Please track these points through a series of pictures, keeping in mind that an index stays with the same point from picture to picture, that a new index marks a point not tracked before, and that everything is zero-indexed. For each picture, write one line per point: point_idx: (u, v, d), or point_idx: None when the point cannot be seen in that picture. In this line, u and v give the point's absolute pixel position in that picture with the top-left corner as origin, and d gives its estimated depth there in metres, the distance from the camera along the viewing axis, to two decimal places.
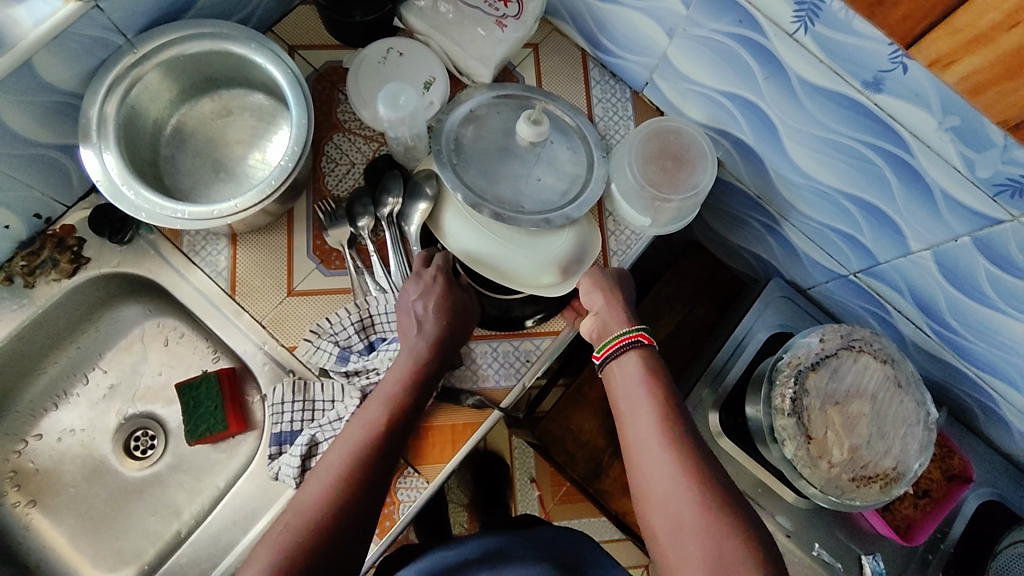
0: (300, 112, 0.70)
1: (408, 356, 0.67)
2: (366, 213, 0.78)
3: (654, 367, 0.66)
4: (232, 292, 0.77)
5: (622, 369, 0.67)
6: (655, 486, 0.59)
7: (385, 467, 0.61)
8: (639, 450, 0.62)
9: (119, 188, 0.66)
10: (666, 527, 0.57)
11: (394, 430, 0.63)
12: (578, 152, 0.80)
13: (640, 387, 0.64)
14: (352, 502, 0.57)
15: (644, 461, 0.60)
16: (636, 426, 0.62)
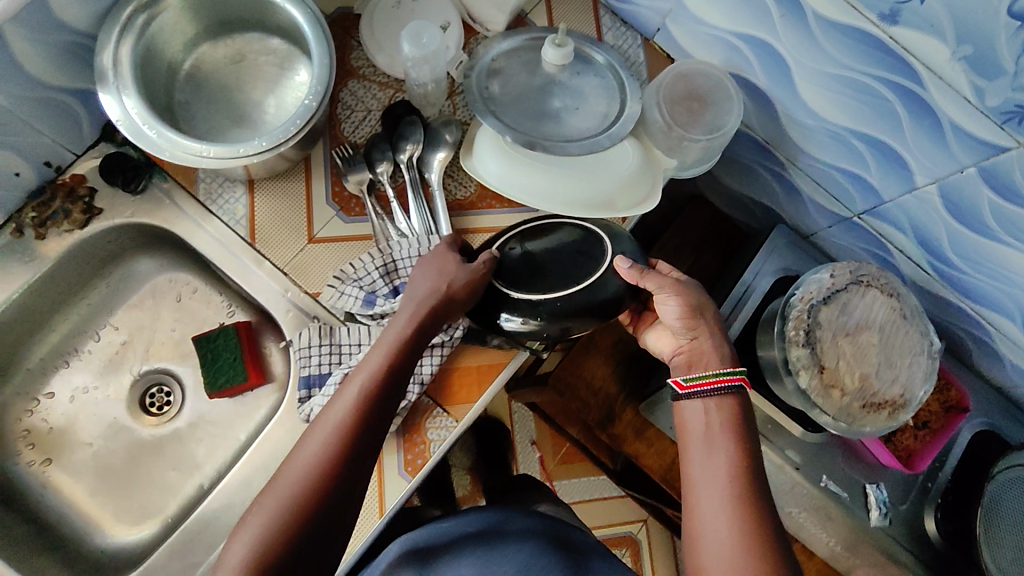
0: (322, 51, 0.69)
1: (407, 315, 0.64)
2: (384, 159, 0.78)
3: (731, 420, 0.64)
4: (251, 240, 0.76)
5: (696, 410, 0.66)
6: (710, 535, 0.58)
7: (372, 438, 0.59)
8: (701, 499, 0.61)
9: (140, 127, 0.65)
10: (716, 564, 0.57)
11: (383, 397, 0.61)
12: (606, 82, 0.83)
13: (718, 431, 0.64)
14: (334, 478, 0.56)
15: (707, 504, 0.60)
16: (707, 468, 0.62)
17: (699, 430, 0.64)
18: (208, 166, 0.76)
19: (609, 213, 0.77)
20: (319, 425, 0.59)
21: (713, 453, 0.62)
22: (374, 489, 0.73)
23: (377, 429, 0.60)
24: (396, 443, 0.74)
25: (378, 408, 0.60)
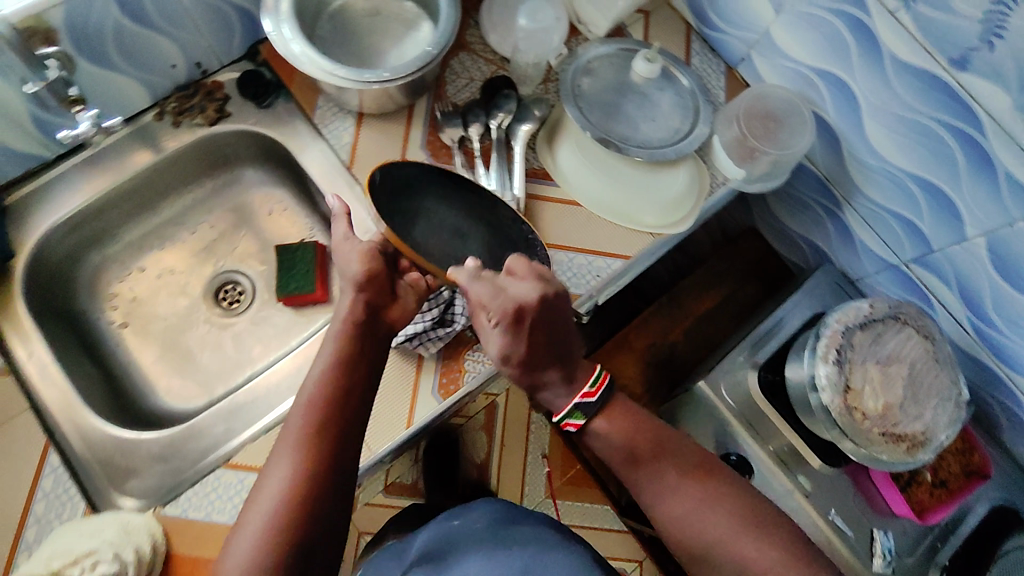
0: (450, 14, 0.80)
1: (336, 342, 0.69)
2: (477, 120, 0.87)
3: (609, 401, 0.73)
4: (349, 164, 0.86)
5: (608, 424, 0.72)
6: (655, 488, 0.69)
7: (342, 444, 0.64)
8: (632, 470, 0.70)
9: (288, 44, 0.76)
10: (669, 504, 0.68)
11: (338, 408, 0.65)
12: (684, 101, 0.91)
13: (636, 431, 0.71)
14: (317, 484, 0.61)
15: (641, 475, 0.70)
16: (613, 448, 0.71)
17: (603, 431, 0.71)
18: (329, 95, 0.86)
19: (667, 224, 0.87)
20: (283, 446, 0.63)
21: (643, 456, 0.70)
22: (408, 402, 0.78)
23: (343, 437, 0.64)
24: (435, 366, 0.79)
25: (335, 416, 0.65)
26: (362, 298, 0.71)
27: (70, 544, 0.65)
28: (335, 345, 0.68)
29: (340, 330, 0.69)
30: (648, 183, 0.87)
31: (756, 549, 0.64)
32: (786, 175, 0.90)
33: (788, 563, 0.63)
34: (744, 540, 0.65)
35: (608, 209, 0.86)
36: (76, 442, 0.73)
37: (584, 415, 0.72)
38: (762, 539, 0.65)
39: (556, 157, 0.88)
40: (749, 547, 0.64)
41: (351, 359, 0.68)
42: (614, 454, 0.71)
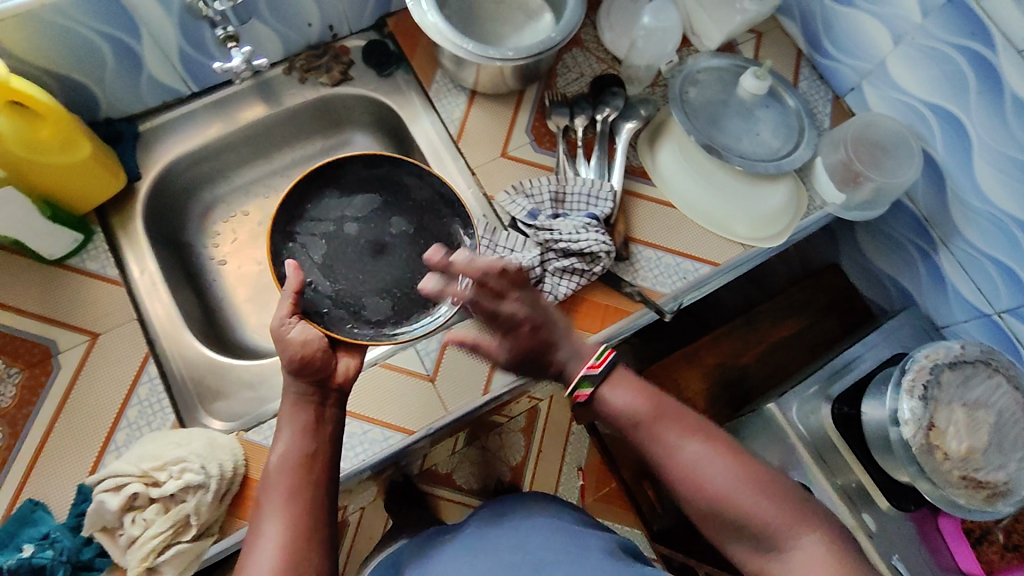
0: (578, 6, 0.83)
1: (292, 413, 0.66)
2: (583, 112, 0.89)
3: (622, 371, 0.68)
4: (457, 138, 0.89)
5: (613, 394, 0.66)
6: (673, 452, 0.63)
7: (321, 496, 0.63)
8: (648, 432, 0.64)
9: (424, 13, 0.81)
10: (682, 470, 0.62)
11: (309, 468, 0.63)
12: (789, 121, 0.92)
13: (640, 398, 0.66)
14: (312, 545, 0.60)
15: (661, 435, 0.64)
16: (628, 409, 0.65)
17: (617, 393, 0.66)
18: (447, 71, 0.90)
19: (760, 237, 0.87)
20: (265, 511, 0.60)
21: (647, 418, 0.65)
22: (487, 369, 0.80)
23: (322, 493, 0.63)
24: None
25: (307, 476, 0.63)
26: (303, 385, 0.67)
27: (160, 449, 0.68)
28: (293, 417, 0.65)
29: (296, 402, 0.66)
30: (745, 198, 0.87)
31: (763, 505, 0.60)
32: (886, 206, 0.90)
33: (794, 518, 0.59)
34: (749, 494, 0.60)
35: (705, 214, 0.87)
36: (177, 359, 0.79)
37: (592, 383, 0.67)
38: (768, 491, 0.60)
39: (656, 158, 0.89)
40: (753, 502, 0.60)
41: (313, 426, 0.65)
42: (617, 420, 0.66)
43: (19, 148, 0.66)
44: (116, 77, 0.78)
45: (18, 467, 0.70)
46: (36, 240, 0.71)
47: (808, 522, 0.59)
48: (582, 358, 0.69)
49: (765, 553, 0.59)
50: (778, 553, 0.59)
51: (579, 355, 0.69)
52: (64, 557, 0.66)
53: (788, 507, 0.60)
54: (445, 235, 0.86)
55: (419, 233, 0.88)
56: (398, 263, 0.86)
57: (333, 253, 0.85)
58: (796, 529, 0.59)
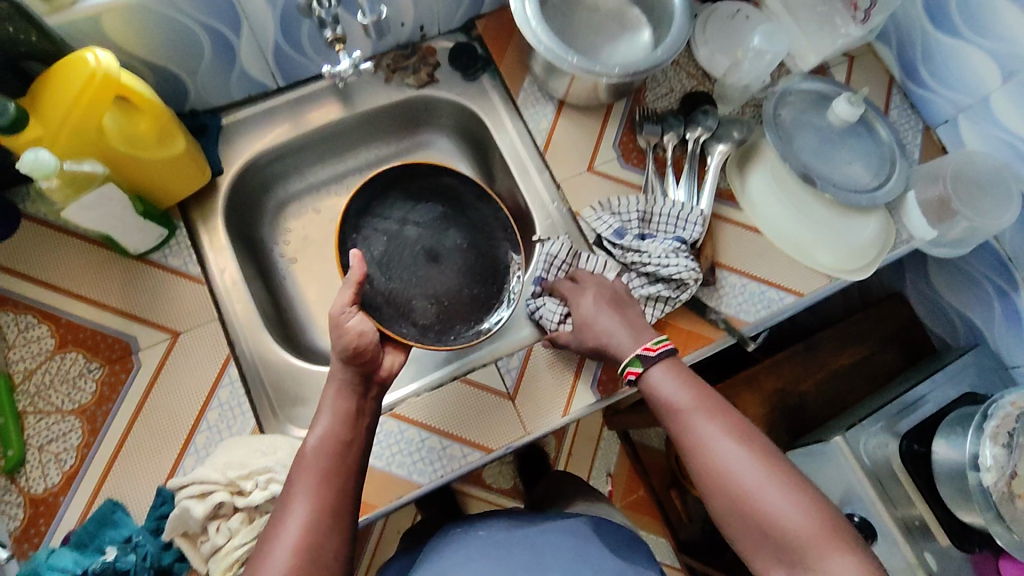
0: (683, 23, 0.81)
1: (336, 399, 0.65)
2: (674, 130, 0.87)
3: (672, 362, 0.70)
4: (544, 149, 0.87)
5: (664, 377, 0.68)
6: (703, 448, 0.65)
7: (349, 485, 0.62)
8: (682, 423, 0.66)
9: (527, 18, 0.77)
10: (707, 470, 0.64)
11: (343, 457, 0.63)
12: (881, 152, 0.89)
13: (689, 386, 0.68)
14: (332, 535, 0.60)
15: (695, 428, 0.66)
16: (670, 394, 0.68)
17: (662, 382, 0.68)
18: (536, 79, 0.88)
19: (847, 271, 0.85)
20: (294, 491, 0.61)
21: (689, 407, 0.67)
22: (568, 390, 0.78)
23: (350, 483, 0.62)
24: (599, 360, 0.79)
25: (341, 465, 0.62)
26: (350, 373, 0.66)
27: (246, 456, 0.67)
28: (334, 405, 0.65)
29: (339, 389, 0.66)
30: (828, 233, 0.85)
31: (787, 506, 0.61)
32: (972, 246, 0.88)
33: (817, 528, 0.60)
34: (777, 495, 0.61)
35: (791, 245, 0.85)
36: (255, 361, 0.78)
37: (643, 361, 0.70)
38: (793, 495, 0.61)
39: (744, 184, 0.87)
40: (779, 501, 0.61)
41: (354, 415, 0.65)
42: (661, 404, 0.68)
43: (122, 144, 0.66)
44: (209, 69, 0.76)
45: (97, 466, 0.69)
46: (127, 235, 0.70)
47: (834, 536, 0.60)
48: (638, 339, 0.72)
49: (787, 560, 0.60)
50: (799, 561, 0.60)
51: (634, 337, 0.72)
52: (147, 562, 0.65)
53: (814, 511, 0.61)
54: (496, 256, 0.86)
55: (473, 248, 0.87)
56: (453, 272, 0.85)
57: (391, 252, 0.84)
58: (821, 541, 0.59)
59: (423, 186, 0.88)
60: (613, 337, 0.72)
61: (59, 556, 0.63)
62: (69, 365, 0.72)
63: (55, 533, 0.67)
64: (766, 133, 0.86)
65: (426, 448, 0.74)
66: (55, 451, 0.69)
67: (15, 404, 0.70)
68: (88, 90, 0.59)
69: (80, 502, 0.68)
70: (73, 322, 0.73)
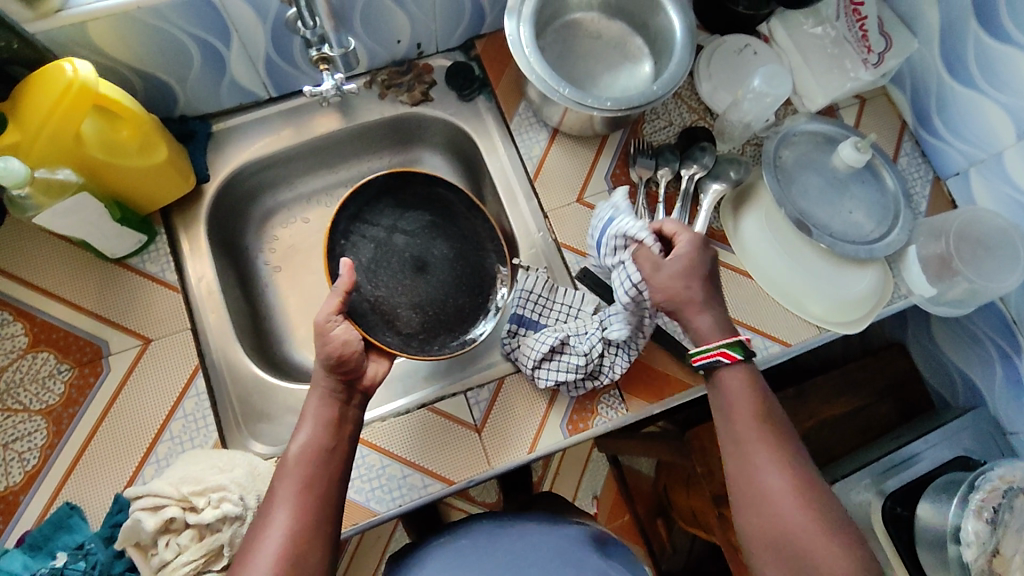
0: (683, 57, 0.78)
1: (319, 405, 0.64)
2: (668, 165, 0.85)
3: (752, 374, 0.66)
4: (534, 176, 0.86)
5: (732, 382, 0.65)
6: (753, 471, 0.62)
7: (332, 493, 0.61)
8: (737, 438, 0.63)
9: (521, 46, 0.77)
10: (753, 494, 0.61)
11: (326, 464, 0.61)
12: (884, 201, 0.86)
13: (755, 401, 0.64)
14: (315, 541, 0.58)
15: (750, 446, 0.62)
16: (735, 405, 0.64)
17: (729, 393, 0.65)
18: (531, 104, 0.86)
19: (836, 324, 0.82)
20: (275, 500, 0.59)
21: (745, 422, 0.63)
22: (536, 426, 0.77)
23: (332, 492, 0.61)
24: (570, 398, 0.78)
25: (325, 473, 0.61)
26: (332, 379, 0.65)
27: (201, 472, 0.66)
28: (318, 410, 0.63)
29: (323, 395, 0.65)
30: (822, 283, 0.82)
31: (832, 552, 0.57)
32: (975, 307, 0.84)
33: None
34: (816, 534, 0.58)
35: (780, 292, 0.83)
36: (224, 371, 0.78)
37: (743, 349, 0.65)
38: (834, 538, 0.58)
39: (737, 225, 0.85)
40: (823, 546, 0.57)
41: (338, 422, 0.64)
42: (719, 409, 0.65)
43: (99, 151, 0.66)
44: (199, 76, 0.77)
45: (58, 468, 0.69)
46: (103, 240, 0.71)
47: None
48: (722, 327, 0.67)
49: None
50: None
51: (716, 319, 0.67)
52: (96, 571, 0.65)
53: (858, 563, 0.56)
54: (481, 269, 0.88)
55: (459, 259, 0.89)
56: (438, 283, 0.87)
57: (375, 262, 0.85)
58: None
59: (412, 194, 0.89)
60: (699, 318, 0.67)
61: (9, 559, 0.63)
62: (40, 364, 0.72)
63: (11, 533, 0.67)
64: (764, 174, 0.83)
65: (386, 475, 0.74)
66: (19, 450, 0.69)
67: None
68: (65, 99, 0.60)
69: (39, 503, 0.68)
70: (47, 321, 0.74)
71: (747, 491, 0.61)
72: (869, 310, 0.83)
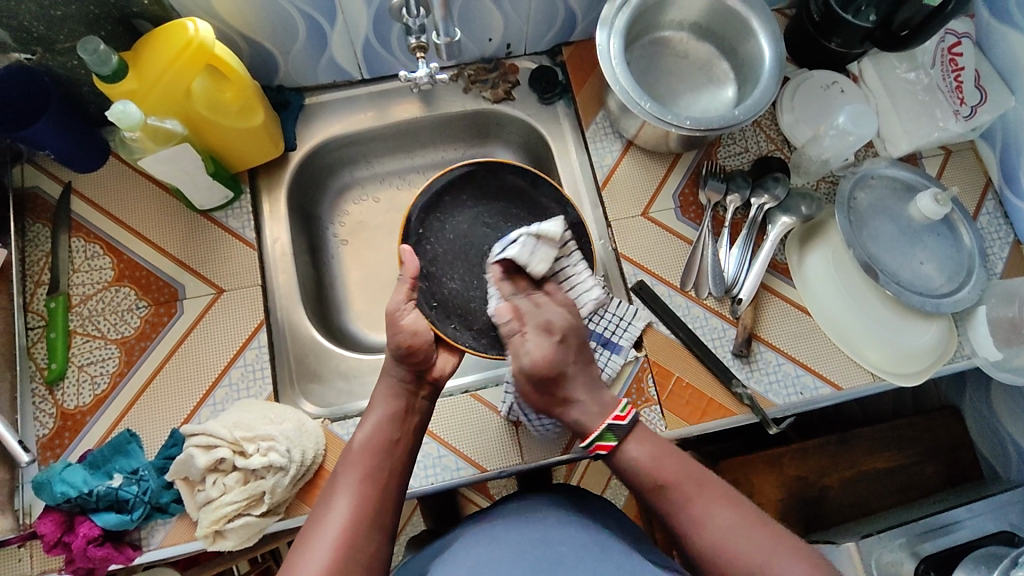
0: (768, 85, 0.79)
1: (386, 397, 0.68)
2: (739, 191, 0.85)
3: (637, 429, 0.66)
4: (603, 184, 0.87)
5: (639, 451, 0.65)
6: (703, 527, 0.61)
7: (392, 483, 0.64)
8: (675, 502, 0.63)
9: (610, 57, 0.79)
10: (707, 545, 0.61)
11: (389, 454, 0.65)
12: (959, 257, 0.83)
13: (667, 458, 0.65)
14: (374, 523, 0.61)
15: (688, 505, 0.63)
16: (649, 465, 0.64)
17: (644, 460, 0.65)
18: (609, 114, 0.88)
19: (891, 374, 0.81)
20: (341, 483, 0.62)
21: (671, 483, 0.63)
22: (573, 429, 0.78)
23: (393, 482, 0.64)
24: None
25: (387, 463, 0.64)
26: (402, 371, 0.69)
27: (253, 421, 0.70)
28: (385, 402, 0.67)
29: (390, 388, 0.68)
30: (882, 331, 0.80)
31: (790, 568, 0.58)
32: None
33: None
34: (781, 559, 0.59)
35: (836, 333, 0.82)
36: (285, 329, 0.82)
37: (616, 437, 0.66)
38: (795, 555, 0.59)
39: (800, 260, 0.84)
40: (784, 568, 0.58)
41: (404, 414, 0.67)
42: (639, 482, 0.65)
43: (204, 107, 0.71)
44: (301, 50, 0.82)
45: (124, 396, 0.74)
46: (194, 192, 0.76)
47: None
48: (604, 409, 0.67)
49: None
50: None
51: (602, 407, 0.68)
52: (146, 497, 0.68)
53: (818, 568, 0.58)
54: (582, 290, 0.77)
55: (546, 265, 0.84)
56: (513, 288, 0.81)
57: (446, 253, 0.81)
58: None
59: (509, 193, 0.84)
60: (574, 406, 0.67)
61: (72, 472, 0.67)
62: (120, 298, 0.77)
63: (74, 449, 0.72)
64: (835, 212, 0.81)
65: (422, 453, 0.76)
66: (92, 373, 0.75)
67: (67, 322, 0.76)
68: (182, 57, 0.65)
69: (103, 425, 0.73)
70: (132, 259, 0.79)
71: (696, 541, 0.62)
72: (929, 366, 0.81)
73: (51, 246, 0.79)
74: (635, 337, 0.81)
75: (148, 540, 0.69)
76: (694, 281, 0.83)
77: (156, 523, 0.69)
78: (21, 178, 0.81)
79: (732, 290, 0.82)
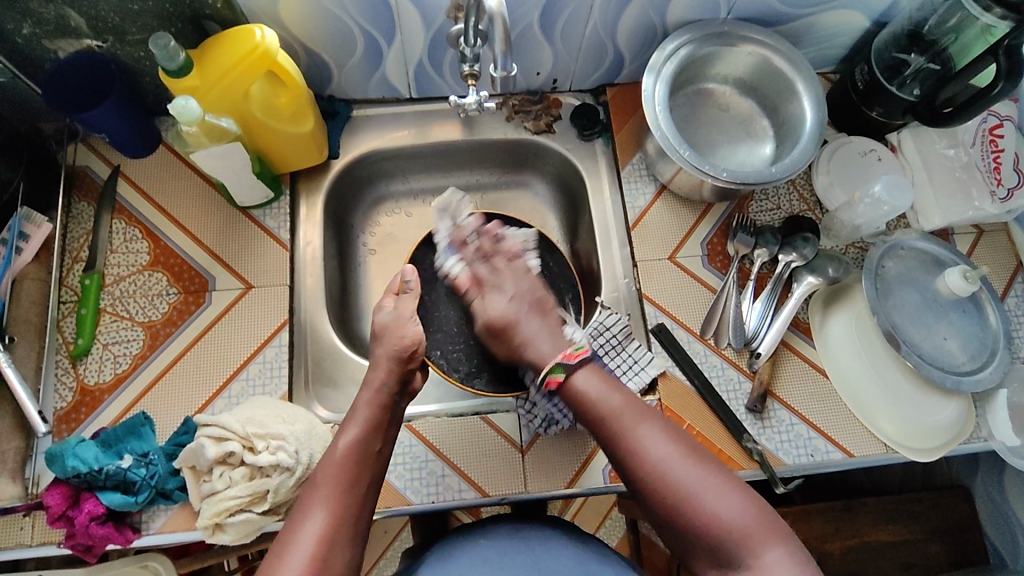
0: (808, 147, 0.80)
1: (368, 405, 0.66)
2: (768, 246, 0.85)
3: (598, 373, 0.67)
4: (632, 225, 0.88)
5: (587, 380, 0.66)
6: (659, 456, 0.61)
7: (367, 491, 0.62)
8: (621, 427, 0.63)
9: (653, 103, 0.81)
10: (652, 473, 0.61)
11: (367, 466, 0.63)
12: (985, 336, 0.82)
13: (613, 392, 0.66)
14: (348, 529, 0.59)
15: (647, 436, 0.62)
16: (605, 400, 0.65)
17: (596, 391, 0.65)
18: (645, 157, 0.89)
19: (904, 447, 0.80)
20: (316, 495, 0.60)
21: (615, 413, 0.64)
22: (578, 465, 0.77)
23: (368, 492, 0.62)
24: None
25: (365, 474, 0.63)
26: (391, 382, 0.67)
27: (266, 418, 0.71)
28: (367, 414, 0.65)
29: (374, 400, 0.67)
30: (902, 403, 0.79)
31: (726, 498, 0.59)
32: None
33: (762, 522, 0.58)
34: (722, 493, 0.59)
35: (851, 399, 0.81)
36: (306, 330, 0.84)
37: (565, 369, 0.67)
38: (731, 488, 0.59)
39: (822, 322, 0.84)
40: (721, 498, 0.59)
41: (383, 426, 0.66)
42: (592, 411, 0.65)
43: (259, 110, 0.74)
44: (356, 65, 0.85)
45: (145, 377, 0.75)
46: (238, 188, 0.78)
47: (775, 530, 0.58)
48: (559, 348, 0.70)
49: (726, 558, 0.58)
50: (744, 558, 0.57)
51: (556, 346, 0.70)
52: (153, 481, 0.69)
53: (760, 509, 0.59)
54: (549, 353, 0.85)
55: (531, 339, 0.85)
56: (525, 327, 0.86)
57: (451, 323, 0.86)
58: (763, 534, 0.57)
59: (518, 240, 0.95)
60: (532, 343, 0.71)
61: (85, 447, 0.68)
62: (152, 283, 0.79)
63: (90, 425, 0.73)
64: (862, 279, 0.81)
65: (425, 469, 0.76)
66: (115, 352, 0.76)
67: (99, 300, 0.78)
68: (246, 61, 0.68)
69: (119, 406, 0.74)
70: (169, 247, 0.81)
71: (640, 468, 0.61)
72: (945, 444, 0.80)
73: (93, 225, 0.81)
74: (652, 378, 0.81)
75: (148, 524, 0.70)
76: (715, 330, 0.83)
77: (158, 509, 0.70)
78: (73, 156, 0.84)
79: (752, 344, 0.82)
